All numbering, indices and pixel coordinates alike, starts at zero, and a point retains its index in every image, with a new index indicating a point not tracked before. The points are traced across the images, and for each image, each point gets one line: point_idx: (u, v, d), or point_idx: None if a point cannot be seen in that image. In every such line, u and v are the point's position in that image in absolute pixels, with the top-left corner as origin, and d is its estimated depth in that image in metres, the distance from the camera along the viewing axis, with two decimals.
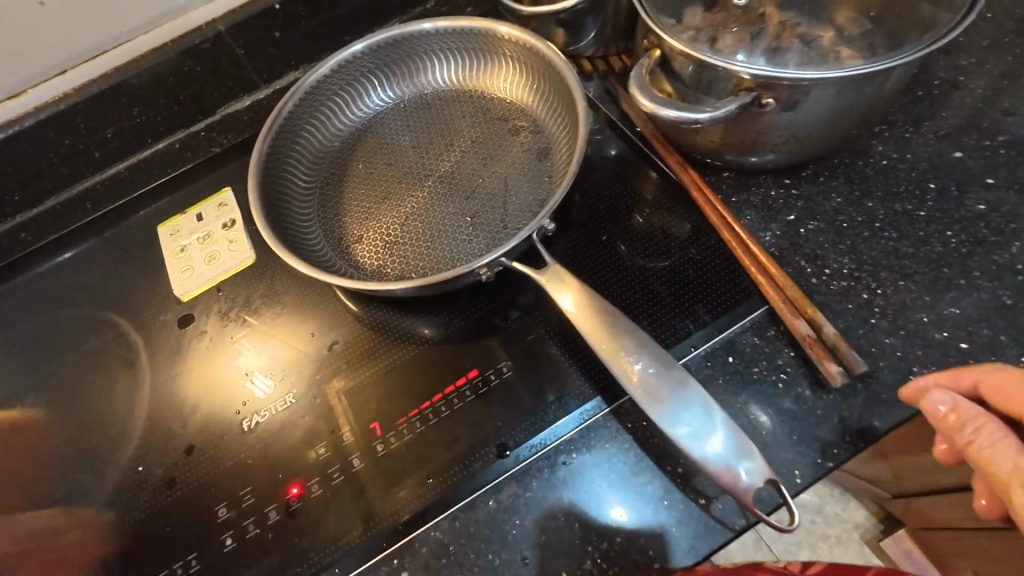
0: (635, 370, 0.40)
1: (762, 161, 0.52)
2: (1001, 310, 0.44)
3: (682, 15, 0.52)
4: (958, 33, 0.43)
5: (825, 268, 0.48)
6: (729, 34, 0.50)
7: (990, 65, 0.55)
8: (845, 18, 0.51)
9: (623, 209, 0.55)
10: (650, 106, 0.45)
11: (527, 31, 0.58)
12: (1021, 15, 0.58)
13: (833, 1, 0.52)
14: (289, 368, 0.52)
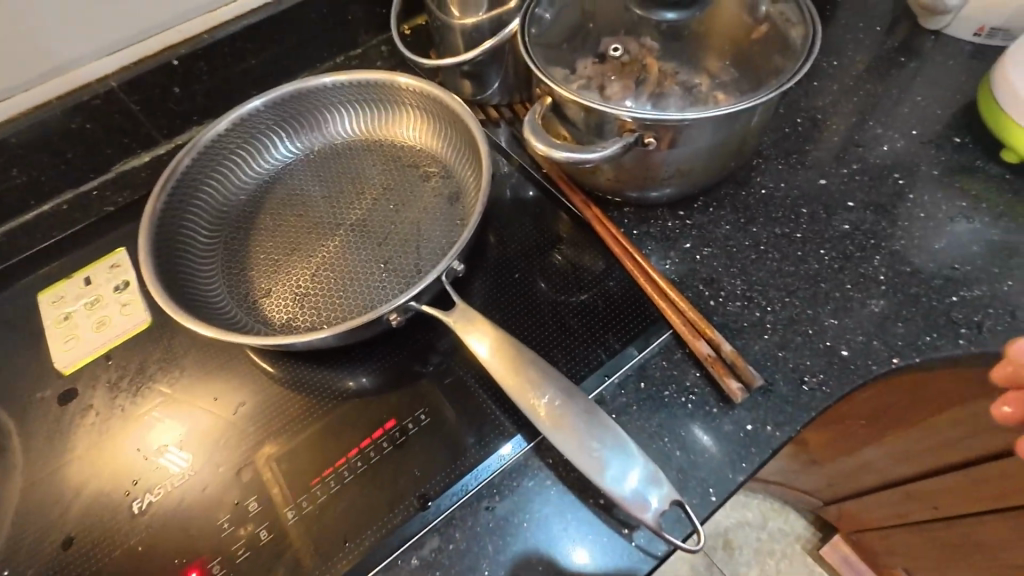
0: (542, 404, 0.39)
1: (659, 196, 0.55)
2: (873, 317, 0.48)
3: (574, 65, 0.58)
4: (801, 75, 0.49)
5: (719, 292, 0.51)
6: (615, 82, 0.56)
7: (840, 106, 0.63)
8: (714, 67, 0.57)
9: (534, 246, 0.56)
10: (544, 148, 0.46)
11: (427, 81, 0.60)
12: (861, 63, 0.67)
13: (703, 55, 0.58)
14: (194, 434, 0.49)
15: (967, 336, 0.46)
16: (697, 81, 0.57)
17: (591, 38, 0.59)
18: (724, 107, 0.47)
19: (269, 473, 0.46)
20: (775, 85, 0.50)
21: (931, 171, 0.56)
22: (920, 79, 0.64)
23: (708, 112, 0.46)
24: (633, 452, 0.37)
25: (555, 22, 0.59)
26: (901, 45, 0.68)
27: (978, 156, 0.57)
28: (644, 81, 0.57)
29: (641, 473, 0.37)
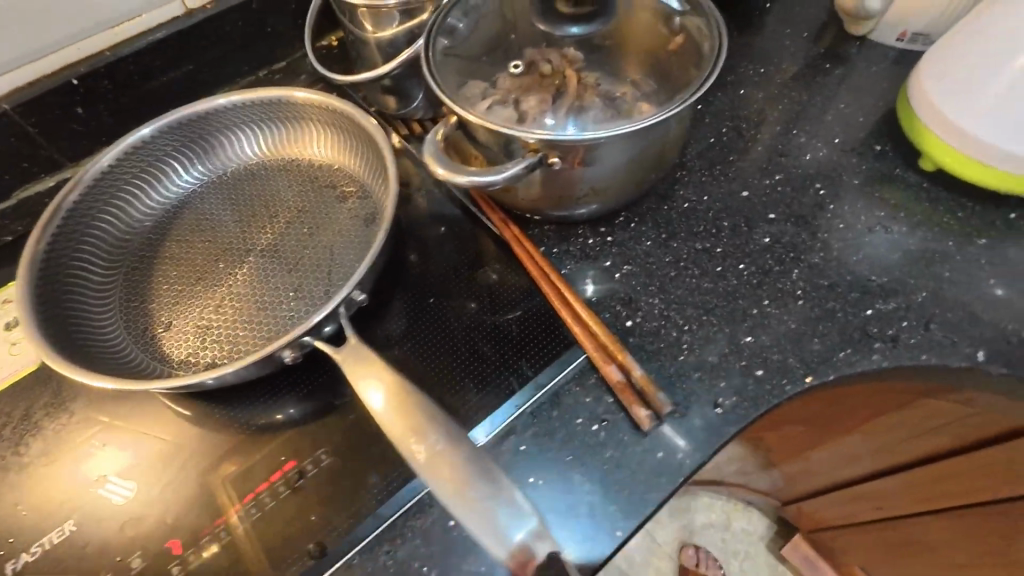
0: (422, 449, 0.37)
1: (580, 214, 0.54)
2: (790, 334, 0.47)
3: (491, 79, 0.56)
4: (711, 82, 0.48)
5: (636, 311, 0.49)
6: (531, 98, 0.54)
7: (765, 114, 0.63)
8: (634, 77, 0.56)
9: (451, 268, 0.54)
10: (445, 173, 0.44)
11: (332, 96, 0.58)
12: (787, 70, 0.67)
13: (620, 67, 0.58)
14: (142, 463, 0.46)
15: (882, 351, 0.45)
16: (615, 94, 0.56)
17: (508, 51, 0.58)
18: (632, 125, 0.45)
19: (223, 500, 0.44)
20: (687, 97, 0.48)
21: (852, 180, 0.56)
22: (844, 86, 0.64)
23: (615, 132, 0.45)
24: (518, 502, 0.35)
25: (466, 34, 0.56)
26: (826, 51, 0.68)
27: (898, 163, 0.56)
28: (562, 95, 0.55)
29: (526, 524, 0.35)
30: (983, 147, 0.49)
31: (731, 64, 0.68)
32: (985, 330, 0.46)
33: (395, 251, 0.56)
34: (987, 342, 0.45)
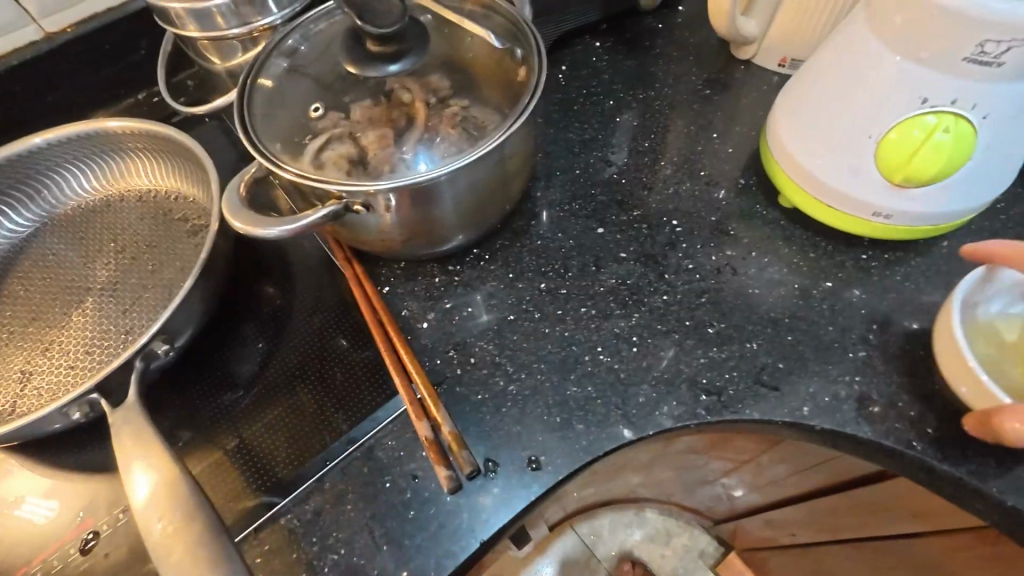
0: (154, 528, 0.36)
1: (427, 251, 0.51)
2: (617, 384, 0.45)
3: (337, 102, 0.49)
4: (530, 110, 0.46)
5: (468, 357, 0.48)
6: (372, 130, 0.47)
7: (637, 144, 0.61)
8: None
9: (287, 312, 0.53)
10: (243, 224, 0.42)
11: (160, 124, 0.56)
12: (668, 96, 0.65)
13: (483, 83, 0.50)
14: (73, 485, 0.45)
15: (706, 403, 0.44)
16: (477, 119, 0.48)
17: (350, 86, 0.49)
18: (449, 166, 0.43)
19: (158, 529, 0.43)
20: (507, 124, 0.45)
21: (709, 216, 0.54)
22: (721, 115, 0.63)
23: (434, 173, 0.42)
24: None
25: (300, 63, 0.51)
26: (710, 76, 0.66)
27: (759, 198, 0.55)
28: (409, 128, 0.47)
29: None
30: (830, 190, 0.47)
31: (611, 89, 0.66)
32: (811, 381, 0.44)
33: (239, 291, 0.55)
34: (812, 395, 0.44)
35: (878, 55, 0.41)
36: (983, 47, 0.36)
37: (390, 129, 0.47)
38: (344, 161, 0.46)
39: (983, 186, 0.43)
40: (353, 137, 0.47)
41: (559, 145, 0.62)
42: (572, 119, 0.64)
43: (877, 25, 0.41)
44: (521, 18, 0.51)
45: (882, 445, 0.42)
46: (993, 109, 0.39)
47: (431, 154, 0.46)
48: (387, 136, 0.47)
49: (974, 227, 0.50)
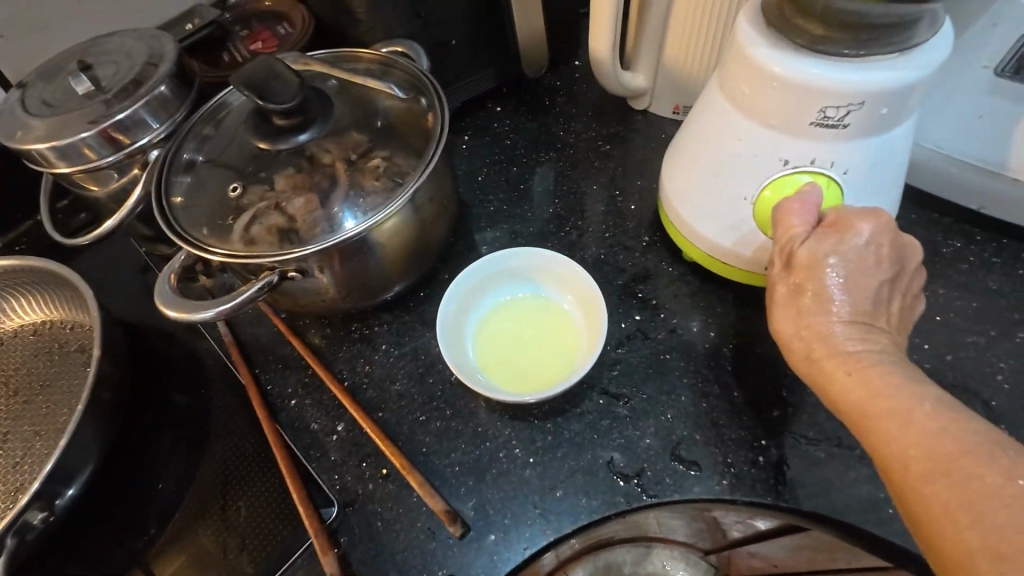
0: None
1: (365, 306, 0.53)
2: (533, 479, 0.44)
3: (261, 172, 0.50)
4: (439, 156, 0.48)
5: (380, 468, 0.46)
6: (298, 201, 0.48)
7: (539, 211, 0.61)
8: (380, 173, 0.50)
9: (196, 439, 0.52)
10: (178, 313, 0.42)
11: (31, 258, 0.54)
12: (570, 155, 0.65)
13: (397, 133, 0.52)
14: None
15: (626, 491, 0.42)
16: (400, 164, 0.50)
17: (271, 164, 0.49)
18: (376, 216, 0.46)
19: None
20: (423, 167, 0.49)
21: (616, 280, 0.53)
22: (620, 170, 0.63)
23: (369, 221, 0.46)
24: None
25: (212, 155, 0.52)
26: (610, 131, 0.66)
27: (664, 256, 0.54)
28: (333, 186, 0.49)
29: None
30: (724, 249, 0.47)
31: (514, 155, 0.66)
32: (727, 449, 0.43)
33: (137, 426, 0.53)
34: (732, 468, 0.42)
35: (733, 121, 0.41)
36: (825, 112, 0.36)
37: (314, 196, 0.48)
38: (275, 233, 0.48)
39: None
40: (280, 207, 0.48)
41: (465, 221, 0.61)
42: (476, 193, 0.63)
43: (729, 92, 0.41)
44: (420, 71, 0.53)
45: (806, 513, 0.40)
46: (851, 164, 0.39)
47: (357, 210, 0.48)
48: (313, 201, 0.48)
49: None
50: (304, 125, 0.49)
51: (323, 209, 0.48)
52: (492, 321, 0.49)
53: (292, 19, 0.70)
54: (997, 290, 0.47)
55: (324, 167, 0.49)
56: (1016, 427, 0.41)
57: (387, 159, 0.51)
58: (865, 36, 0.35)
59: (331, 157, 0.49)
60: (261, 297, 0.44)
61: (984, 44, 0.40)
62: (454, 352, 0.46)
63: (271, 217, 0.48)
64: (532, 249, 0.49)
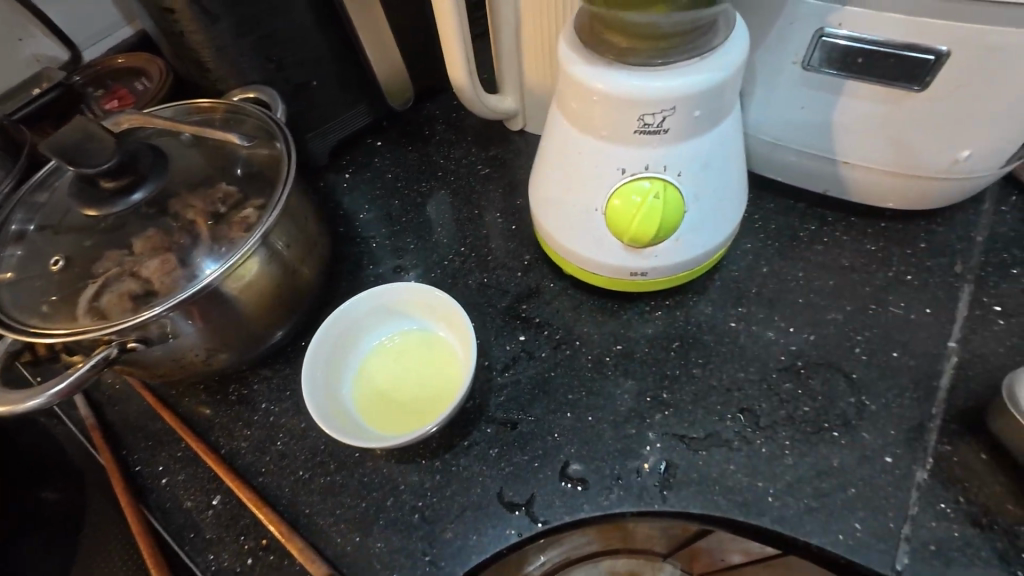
0: None
1: (234, 364, 0.49)
2: (421, 526, 0.42)
3: (99, 237, 0.46)
4: (282, 196, 0.47)
5: (259, 540, 0.43)
6: (152, 263, 0.45)
7: (424, 241, 0.60)
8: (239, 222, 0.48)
9: (64, 534, 0.48)
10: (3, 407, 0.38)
11: None
12: (451, 182, 0.65)
13: (253, 182, 0.50)
14: None
15: (518, 522, 0.41)
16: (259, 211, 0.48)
17: (114, 228, 0.46)
18: (234, 256, 0.44)
19: None
20: (269, 210, 0.47)
21: (499, 303, 0.53)
22: (502, 191, 0.63)
23: (226, 265, 0.44)
24: None
25: (47, 223, 0.48)
26: (488, 154, 0.67)
27: (546, 273, 0.54)
28: (195, 244, 0.46)
29: None
30: (587, 259, 0.46)
31: (396, 188, 0.65)
32: (614, 461, 0.43)
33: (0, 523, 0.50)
34: (620, 481, 0.42)
35: (571, 137, 0.41)
36: (644, 120, 0.37)
37: (173, 254, 0.46)
38: (128, 299, 0.45)
39: (718, 223, 0.43)
40: (134, 272, 0.46)
41: (347, 262, 0.59)
42: (358, 232, 0.62)
43: (562, 110, 0.41)
44: (268, 116, 0.51)
45: (693, 515, 0.40)
46: (683, 166, 0.40)
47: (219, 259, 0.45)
48: (170, 260, 0.45)
49: (738, 252, 0.52)
50: (143, 180, 0.46)
51: (183, 267, 0.45)
52: (368, 375, 0.47)
53: (150, 74, 0.68)
54: (850, 266, 0.49)
55: (184, 223, 0.47)
56: (876, 396, 0.42)
57: (247, 209, 0.48)
58: (665, 44, 0.36)
59: (190, 215, 0.47)
60: (94, 376, 0.40)
61: (788, 42, 0.42)
62: (340, 425, 0.42)
63: (123, 282, 0.45)
64: (380, 288, 0.47)
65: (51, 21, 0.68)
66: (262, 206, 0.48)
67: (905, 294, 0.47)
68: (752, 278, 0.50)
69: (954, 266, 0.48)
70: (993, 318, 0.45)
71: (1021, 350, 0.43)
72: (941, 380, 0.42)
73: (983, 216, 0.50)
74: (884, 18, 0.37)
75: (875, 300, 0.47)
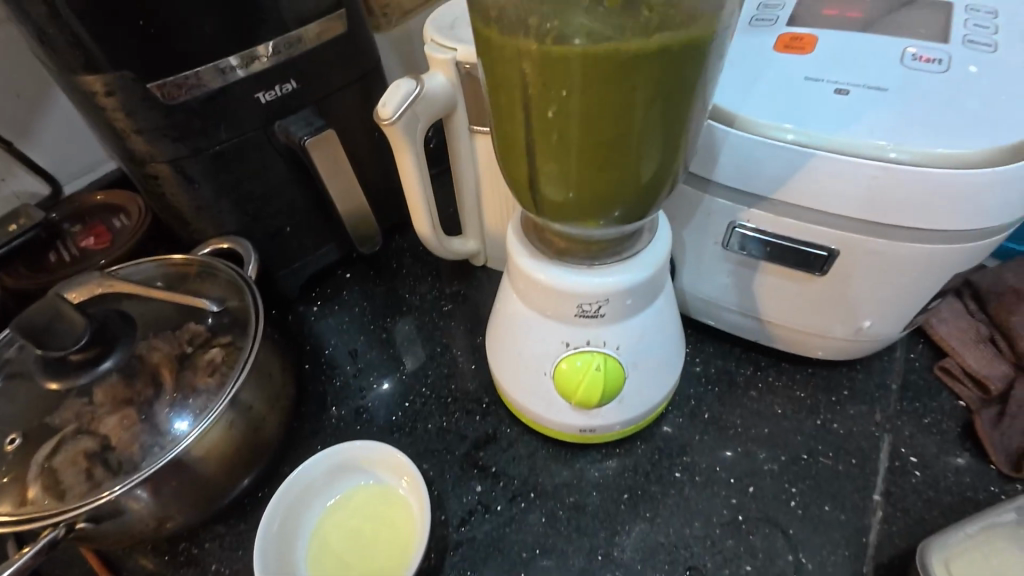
0: None
1: (187, 526, 0.49)
2: None
3: (60, 403, 0.48)
4: (252, 355, 0.49)
5: None
6: (111, 419, 0.47)
7: (387, 380, 0.62)
8: (204, 384, 0.49)
9: None
10: None
11: None
12: (416, 317, 0.68)
13: (221, 340, 0.53)
14: None
15: None
16: (224, 368, 0.51)
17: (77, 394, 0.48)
18: (210, 414, 0.46)
19: None
20: (239, 366, 0.49)
21: (457, 449, 0.54)
22: (463, 328, 0.67)
23: (203, 422, 0.46)
24: None
25: (12, 372, 0.50)
26: (450, 289, 0.71)
27: (503, 417, 0.56)
28: (158, 398, 0.48)
29: None
30: (539, 414, 0.49)
31: (362, 322, 0.68)
32: None
33: None
34: None
35: (520, 310, 0.46)
36: (583, 306, 0.42)
37: (133, 409, 0.47)
38: (82, 460, 0.45)
39: (654, 386, 0.47)
40: (92, 428, 0.47)
41: (310, 402, 0.61)
42: (323, 368, 0.64)
43: (512, 287, 0.46)
44: (238, 274, 0.55)
45: None
46: (620, 341, 0.44)
47: (188, 413, 0.47)
48: (130, 416, 0.47)
49: (681, 397, 0.55)
50: (108, 350, 0.49)
51: (144, 421, 0.47)
52: (325, 540, 0.47)
53: (130, 211, 0.71)
54: (782, 413, 0.53)
55: (151, 367, 0.50)
56: (811, 552, 0.45)
57: (213, 368, 0.51)
58: (595, 246, 0.42)
59: (154, 360, 0.50)
60: (40, 560, 0.40)
61: (709, 227, 0.48)
62: None
63: (80, 440, 0.46)
64: (331, 450, 0.48)
65: (34, 162, 0.71)
66: (227, 344, 0.52)
67: (832, 445, 0.51)
68: (695, 426, 0.53)
69: (873, 415, 0.52)
70: (909, 470, 0.49)
71: (936, 504, 0.47)
72: (869, 536, 0.46)
73: (895, 363, 0.56)
74: (781, 220, 0.44)
75: (806, 449, 0.51)
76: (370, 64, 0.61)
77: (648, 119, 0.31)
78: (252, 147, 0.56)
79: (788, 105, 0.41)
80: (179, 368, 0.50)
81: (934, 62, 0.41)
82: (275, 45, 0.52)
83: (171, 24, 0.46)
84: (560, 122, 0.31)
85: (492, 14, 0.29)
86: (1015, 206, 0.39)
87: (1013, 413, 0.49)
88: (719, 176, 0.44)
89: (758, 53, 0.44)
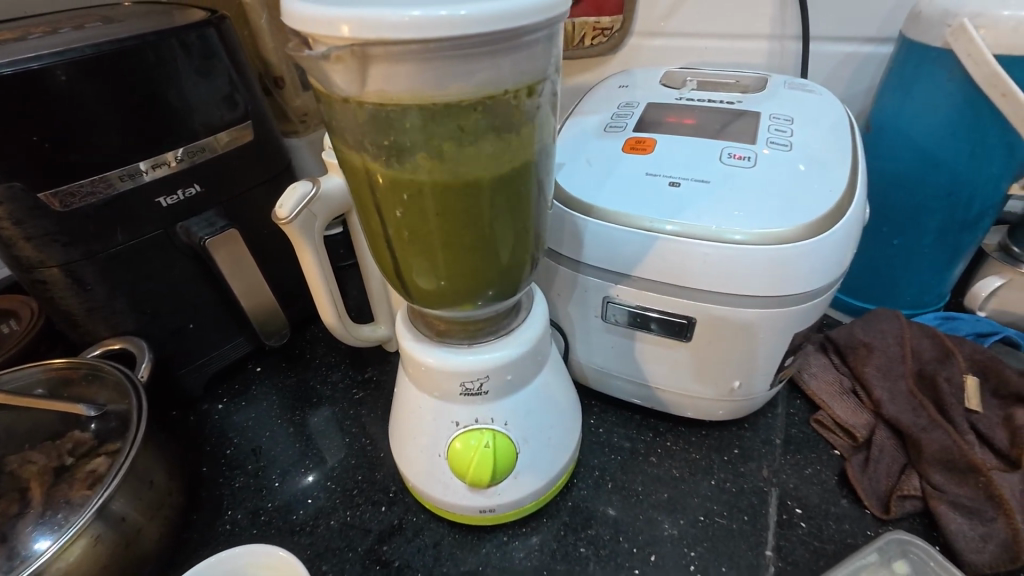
0: None
1: None
2: None
3: None
4: (131, 458, 0.47)
5: None
6: None
7: (291, 476, 0.59)
8: (79, 496, 0.46)
9: None
10: None
11: None
12: (327, 407, 0.67)
13: (104, 448, 0.50)
14: None
15: None
16: (103, 476, 0.48)
17: None
18: (70, 529, 0.43)
19: None
20: (114, 473, 0.46)
21: (360, 545, 0.52)
22: (375, 415, 0.66)
23: (60, 539, 0.42)
24: None
25: None
26: (364, 376, 0.71)
27: (409, 505, 0.55)
28: (23, 518, 0.45)
29: None
30: (438, 499, 0.49)
31: (269, 416, 0.66)
32: None
33: None
34: None
35: (410, 394, 0.47)
36: (465, 385, 0.44)
37: None
38: None
39: (549, 458, 0.49)
40: None
41: (203, 508, 0.57)
42: (222, 470, 0.60)
43: (402, 371, 0.48)
44: (124, 377, 0.52)
45: None
46: (508, 417, 0.46)
47: (52, 530, 0.44)
48: None
49: (585, 468, 0.57)
50: None
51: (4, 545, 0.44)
52: None
53: (20, 316, 0.68)
54: (680, 476, 0.56)
55: (20, 483, 0.48)
56: None
57: (92, 479, 0.48)
58: (473, 327, 0.45)
59: (27, 475, 0.48)
60: None
61: (588, 303, 0.53)
62: None
63: None
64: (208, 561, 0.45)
65: None
66: (113, 451, 0.50)
67: (725, 504, 0.53)
68: (599, 496, 0.54)
69: (761, 470, 0.56)
70: (796, 522, 0.51)
71: (822, 554, 0.49)
72: None
73: (778, 419, 0.60)
74: (644, 295, 0.49)
75: (703, 511, 0.53)
76: (279, 167, 0.65)
77: (491, 216, 0.35)
78: (152, 247, 0.57)
79: (632, 197, 0.48)
80: (52, 483, 0.48)
81: (745, 159, 0.49)
82: (182, 153, 0.55)
83: (70, 137, 0.48)
84: (411, 221, 0.35)
85: (343, 134, 0.33)
86: (827, 273, 0.45)
87: (876, 457, 0.53)
88: (588, 257, 0.49)
89: (610, 155, 0.52)
